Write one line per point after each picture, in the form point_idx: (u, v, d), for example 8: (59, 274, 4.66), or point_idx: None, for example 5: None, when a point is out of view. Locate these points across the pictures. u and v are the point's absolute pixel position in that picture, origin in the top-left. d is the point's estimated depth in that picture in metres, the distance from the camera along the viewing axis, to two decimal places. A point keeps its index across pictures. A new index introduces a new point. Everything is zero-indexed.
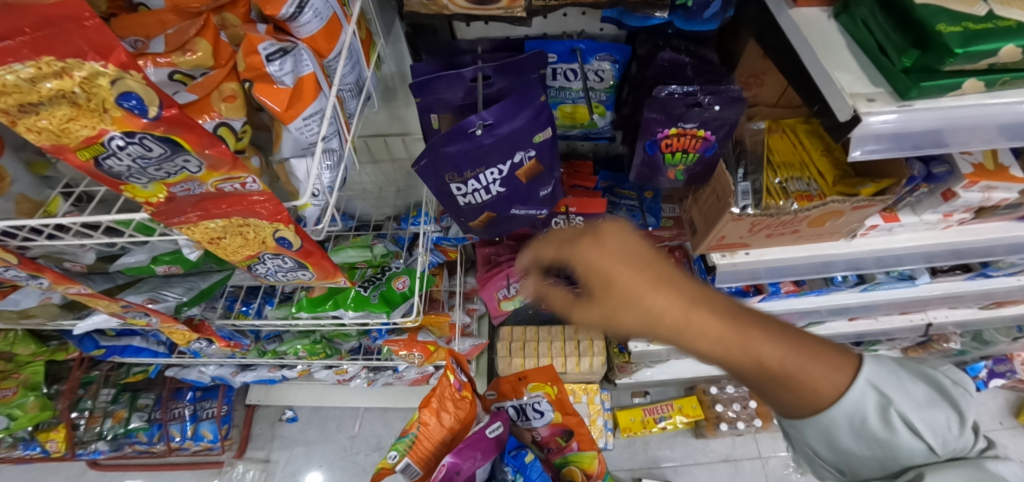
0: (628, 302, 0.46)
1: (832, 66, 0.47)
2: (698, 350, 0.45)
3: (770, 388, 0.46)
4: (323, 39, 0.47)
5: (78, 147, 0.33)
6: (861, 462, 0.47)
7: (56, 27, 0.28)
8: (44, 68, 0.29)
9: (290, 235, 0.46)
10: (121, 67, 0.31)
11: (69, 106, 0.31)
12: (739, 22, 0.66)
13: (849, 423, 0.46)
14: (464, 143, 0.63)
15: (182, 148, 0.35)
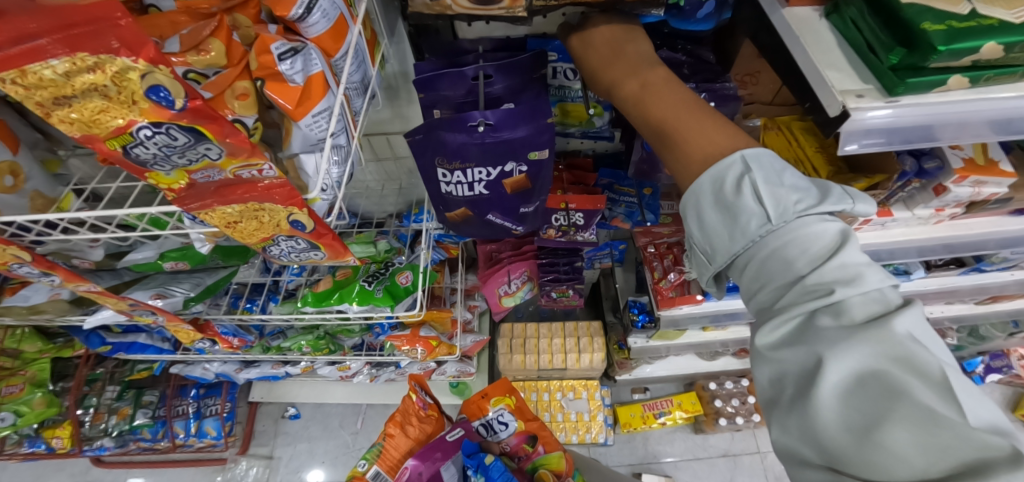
0: (605, 59, 0.57)
1: (823, 64, 0.49)
2: (627, 106, 0.55)
3: (662, 155, 0.52)
4: (330, 39, 0.49)
5: (108, 136, 0.34)
6: (726, 248, 0.47)
7: (91, 26, 0.30)
8: (77, 64, 0.30)
9: (304, 218, 0.47)
10: (150, 62, 0.32)
11: (101, 99, 0.32)
12: (733, 22, 0.67)
13: (708, 191, 0.47)
14: (462, 135, 0.65)
15: (206, 137, 0.36)
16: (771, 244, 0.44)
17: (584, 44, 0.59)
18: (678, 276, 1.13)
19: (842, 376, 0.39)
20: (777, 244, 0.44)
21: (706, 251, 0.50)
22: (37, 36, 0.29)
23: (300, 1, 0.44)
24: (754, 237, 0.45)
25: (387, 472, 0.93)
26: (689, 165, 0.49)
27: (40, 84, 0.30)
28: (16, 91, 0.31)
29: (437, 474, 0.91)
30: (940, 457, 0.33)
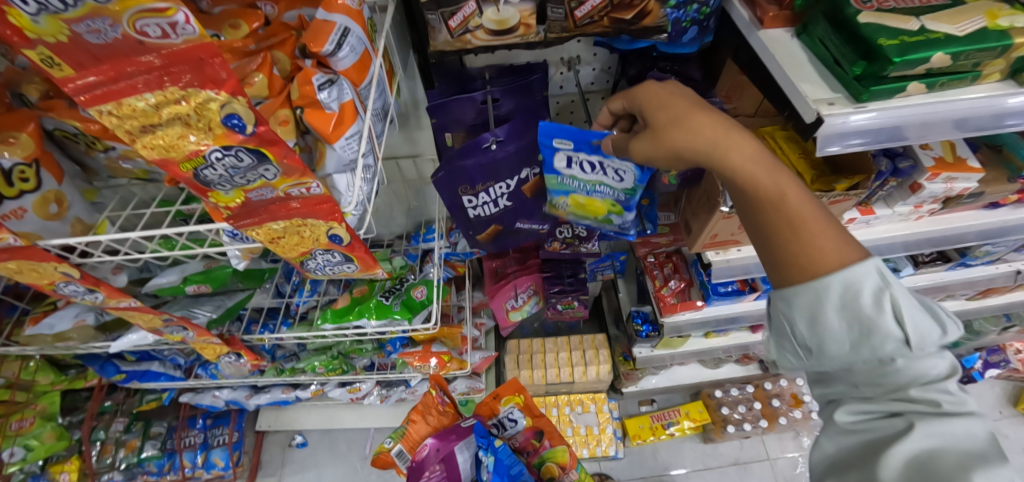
0: (693, 111, 0.53)
1: (797, 78, 0.55)
2: (738, 175, 0.50)
3: (781, 236, 0.49)
4: (356, 71, 0.55)
5: (182, 160, 0.37)
6: (837, 351, 0.48)
7: (184, 64, 0.32)
8: (167, 97, 0.33)
9: (342, 231, 0.49)
10: (231, 93, 0.35)
11: (182, 126, 0.35)
12: (716, 44, 0.74)
13: (839, 299, 0.47)
14: (478, 157, 0.70)
15: (267, 159, 0.39)
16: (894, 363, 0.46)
17: (676, 103, 0.55)
18: (679, 283, 1.18)
19: (911, 452, 0.44)
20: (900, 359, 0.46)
21: (804, 345, 0.50)
22: (135, 74, 0.32)
23: (332, 38, 0.51)
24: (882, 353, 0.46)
25: (408, 451, 0.98)
26: (823, 254, 0.47)
27: (135, 114, 0.34)
28: (109, 121, 0.34)
29: (451, 455, 0.93)
30: None
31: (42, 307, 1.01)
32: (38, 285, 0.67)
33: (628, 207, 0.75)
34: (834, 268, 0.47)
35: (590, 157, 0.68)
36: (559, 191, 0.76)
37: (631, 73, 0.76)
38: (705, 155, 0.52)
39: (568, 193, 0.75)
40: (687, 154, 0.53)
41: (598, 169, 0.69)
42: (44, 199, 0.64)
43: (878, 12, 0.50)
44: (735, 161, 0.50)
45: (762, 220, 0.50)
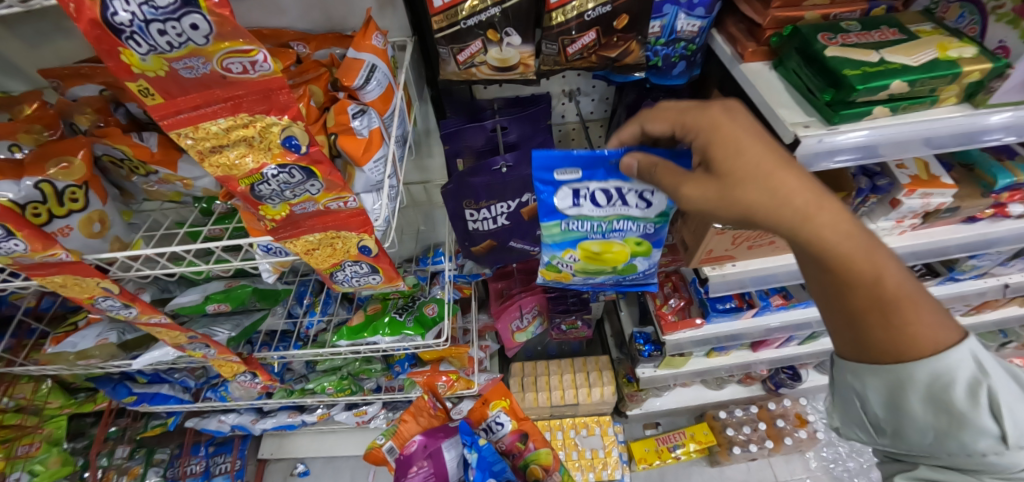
0: (783, 176, 0.50)
1: (775, 104, 0.61)
2: (831, 263, 0.50)
3: (870, 319, 0.51)
4: (381, 102, 0.61)
5: (242, 177, 0.42)
6: (914, 426, 0.53)
7: (254, 94, 0.37)
8: (238, 122, 0.38)
9: (372, 243, 0.54)
10: (292, 118, 0.39)
11: (246, 146, 0.40)
12: (705, 75, 0.81)
13: (927, 390, 0.51)
14: (487, 176, 0.77)
15: (314, 175, 0.44)
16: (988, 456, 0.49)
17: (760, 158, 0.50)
18: (678, 301, 1.23)
19: None
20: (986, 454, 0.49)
21: (880, 414, 0.55)
22: (213, 103, 0.37)
23: (362, 73, 0.58)
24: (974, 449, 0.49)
25: (399, 448, 1.01)
26: (917, 340, 0.50)
27: (209, 136, 0.39)
28: (186, 142, 0.39)
29: (438, 451, 0.97)
30: None
31: (65, 327, 1.05)
32: (79, 299, 0.71)
33: (656, 240, 0.73)
34: (924, 353, 0.51)
35: (602, 182, 0.66)
36: (573, 240, 0.73)
37: (628, 101, 0.82)
38: (793, 227, 0.50)
39: (585, 240, 0.73)
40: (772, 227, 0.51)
41: (616, 199, 0.68)
42: (89, 218, 0.69)
43: (842, 48, 0.57)
44: (832, 238, 0.49)
45: (850, 302, 0.51)
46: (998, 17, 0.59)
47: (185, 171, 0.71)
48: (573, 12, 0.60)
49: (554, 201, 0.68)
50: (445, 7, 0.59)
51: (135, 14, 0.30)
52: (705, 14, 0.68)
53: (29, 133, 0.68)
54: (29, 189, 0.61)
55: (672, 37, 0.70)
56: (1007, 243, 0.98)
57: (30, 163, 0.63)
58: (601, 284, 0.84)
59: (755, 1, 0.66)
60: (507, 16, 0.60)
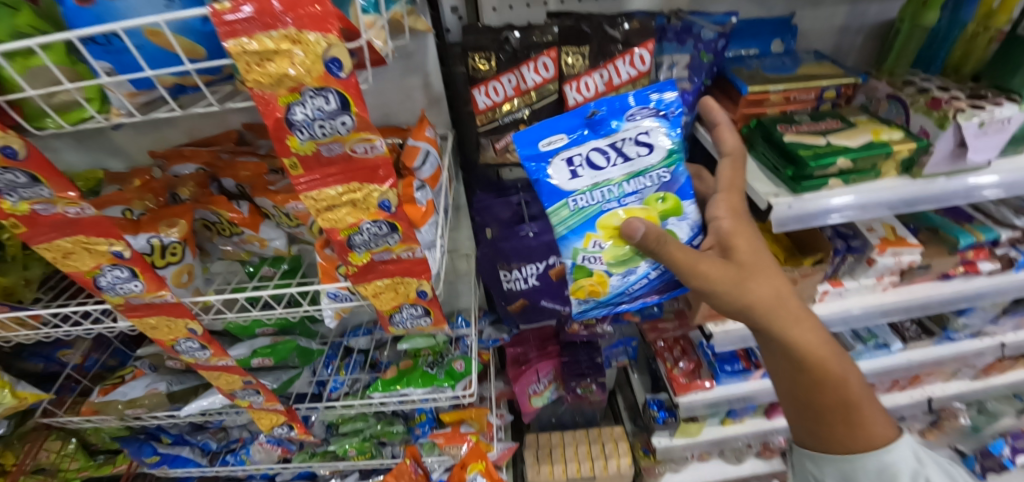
0: (759, 276, 0.69)
1: (752, 180, 0.77)
2: (807, 371, 0.71)
3: (803, 378, 0.72)
4: (433, 179, 0.77)
5: (343, 229, 0.55)
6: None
7: (366, 168, 0.51)
8: (350, 188, 0.52)
9: (428, 287, 0.65)
10: (389, 186, 0.53)
11: (351, 207, 0.53)
12: (693, 158, 0.98)
13: (875, 470, 0.70)
14: (517, 241, 0.90)
15: (397, 229, 0.56)
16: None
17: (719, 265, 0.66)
18: (688, 363, 1.29)
19: None
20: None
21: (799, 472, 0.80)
22: (335, 174, 0.50)
23: (420, 158, 0.74)
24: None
25: None
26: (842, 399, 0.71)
27: (325, 199, 0.52)
28: (308, 202, 0.52)
29: None
30: None
31: (112, 380, 1.13)
32: (162, 340, 0.78)
33: (678, 188, 0.69)
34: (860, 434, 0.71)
35: (591, 145, 0.68)
36: (591, 220, 0.69)
37: None
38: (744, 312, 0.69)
39: (604, 214, 0.68)
40: (753, 330, 0.73)
41: (615, 156, 0.68)
42: (180, 270, 0.81)
43: (797, 134, 0.74)
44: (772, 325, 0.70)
45: (789, 361, 0.72)
46: (916, 109, 0.75)
47: (265, 233, 0.85)
48: None
49: (551, 179, 0.67)
50: (487, 107, 0.76)
51: (307, 114, 0.44)
52: (689, 111, 0.85)
53: (141, 201, 0.83)
54: (142, 243, 0.76)
55: None
56: (988, 297, 1.07)
57: (145, 223, 0.78)
58: (650, 279, 0.73)
59: (727, 101, 0.84)
60: (537, 114, 0.77)
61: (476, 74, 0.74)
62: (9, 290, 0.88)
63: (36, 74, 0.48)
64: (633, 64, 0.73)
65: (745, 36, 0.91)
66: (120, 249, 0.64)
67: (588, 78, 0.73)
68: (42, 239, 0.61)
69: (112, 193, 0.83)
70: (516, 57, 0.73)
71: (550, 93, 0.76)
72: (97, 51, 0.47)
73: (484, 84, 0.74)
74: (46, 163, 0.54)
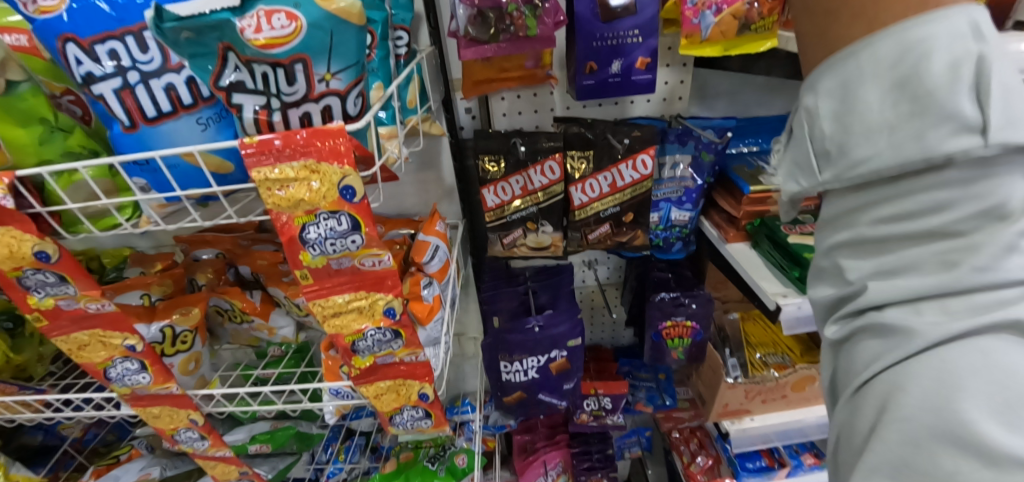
0: None
1: (759, 278, 0.76)
2: None
3: None
4: (440, 271, 0.78)
5: (348, 335, 0.56)
6: (846, 143, 0.35)
7: (375, 279, 0.52)
8: (358, 295, 0.53)
9: (430, 390, 0.64)
10: (396, 295, 0.54)
11: (357, 313, 0.54)
12: (700, 250, 0.98)
13: (886, 57, 0.33)
14: (521, 334, 0.90)
15: (401, 335, 0.57)
16: (954, 221, 0.32)
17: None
18: (706, 459, 1.21)
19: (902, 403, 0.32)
20: (974, 189, 0.31)
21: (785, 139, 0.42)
22: (345, 283, 0.52)
23: (429, 253, 0.76)
24: (872, 160, 0.33)
25: None
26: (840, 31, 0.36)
27: (332, 306, 0.53)
28: (316, 309, 0.53)
29: None
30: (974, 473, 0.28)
31: (105, 461, 1.10)
32: (163, 429, 0.77)
33: None
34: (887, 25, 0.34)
35: None
36: None
37: (638, 270, 0.99)
38: None
39: None
40: None
41: None
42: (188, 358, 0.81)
43: (801, 235, 0.76)
44: None
45: None
46: None
47: (275, 321, 0.86)
48: (592, 211, 0.80)
49: None
50: (496, 205, 0.79)
51: (320, 233, 0.47)
52: (693, 207, 0.87)
53: (160, 285, 0.83)
54: (154, 332, 0.77)
55: (668, 223, 0.89)
56: None
57: (160, 310, 0.80)
58: None
59: (730, 198, 0.86)
60: (543, 212, 0.80)
61: (485, 175, 0.77)
62: (21, 366, 0.87)
63: (78, 188, 0.52)
64: (636, 168, 0.77)
65: (744, 132, 0.93)
66: (133, 343, 0.65)
67: (593, 180, 0.78)
68: (59, 332, 0.62)
69: (135, 276, 0.83)
70: (523, 161, 0.76)
71: (556, 194, 0.78)
72: (137, 169, 0.51)
73: (492, 184, 0.77)
74: (75, 263, 0.57)
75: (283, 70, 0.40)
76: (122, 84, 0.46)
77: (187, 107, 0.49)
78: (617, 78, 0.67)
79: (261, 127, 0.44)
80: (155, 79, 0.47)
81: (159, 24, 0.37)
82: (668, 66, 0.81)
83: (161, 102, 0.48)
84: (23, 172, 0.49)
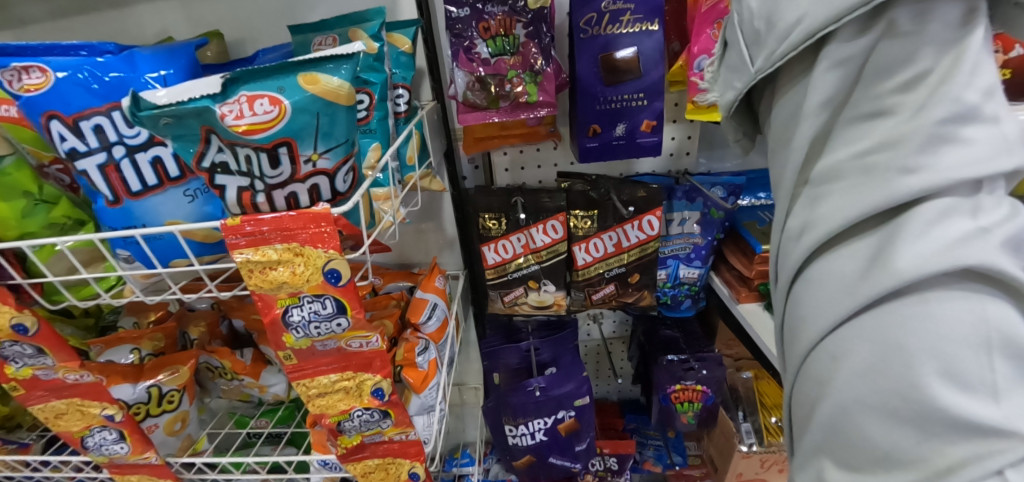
0: None
1: (773, 345, 0.71)
2: None
3: None
4: (437, 331, 0.74)
5: (334, 414, 0.53)
6: (781, 9, 0.32)
7: (363, 360, 0.50)
8: (344, 375, 0.50)
9: (421, 470, 0.59)
10: (385, 374, 0.51)
11: (343, 393, 0.51)
12: (710, 307, 0.94)
13: None
14: (523, 396, 0.88)
15: (390, 414, 0.54)
16: (892, 97, 0.27)
17: None
18: None
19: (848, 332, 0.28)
20: (909, 61, 0.26)
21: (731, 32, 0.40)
22: (330, 363, 0.49)
23: (426, 312, 0.71)
24: (804, 21, 0.30)
25: None
26: None
27: (318, 386, 0.50)
28: (300, 389, 0.50)
29: None
30: (900, 410, 0.25)
31: None
32: None
33: None
34: None
35: None
36: None
37: (644, 327, 0.95)
38: None
39: None
40: None
41: None
42: (174, 418, 0.76)
43: None
44: None
45: None
46: None
47: (266, 379, 0.82)
48: (596, 271, 0.77)
49: None
50: (496, 263, 0.76)
51: (303, 316, 0.45)
52: (702, 264, 0.84)
53: (151, 338, 0.78)
54: (139, 392, 0.71)
55: (677, 281, 0.85)
56: None
57: (148, 369, 0.74)
58: None
59: (741, 256, 0.82)
60: (546, 271, 0.76)
61: (486, 233, 0.75)
62: (9, 415, 0.82)
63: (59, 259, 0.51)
64: (642, 228, 0.74)
65: (755, 186, 0.86)
66: (111, 412, 0.63)
67: (597, 240, 0.75)
68: (36, 401, 0.60)
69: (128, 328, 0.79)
70: (524, 221, 0.74)
71: (560, 253, 0.75)
72: (121, 241, 0.49)
73: (493, 242, 0.75)
74: (54, 336, 0.55)
75: (266, 154, 0.39)
76: (106, 159, 0.45)
77: (174, 179, 0.47)
78: (622, 140, 0.65)
79: (245, 207, 0.41)
80: (141, 152, 0.46)
81: (136, 113, 0.37)
82: (675, 122, 0.79)
83: (146, 176, 0.46)
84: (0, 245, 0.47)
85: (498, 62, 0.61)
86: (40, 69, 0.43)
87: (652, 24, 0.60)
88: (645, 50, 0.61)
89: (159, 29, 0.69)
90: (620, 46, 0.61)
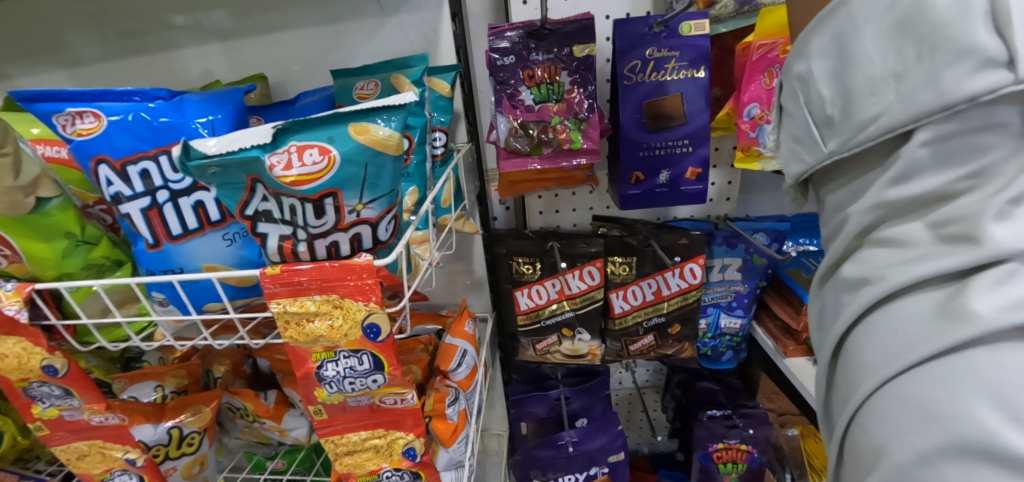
0: None
1: None
2: None
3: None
4: (466, 378, 0.70)
5: (361, 474, 0.51)
6: (856, 102, 0.30)
7: (395, 418, 0.48)
8: (375, 433, 0.49)
9: None
10: (416, 433, 0.49)
11: (373, 452, 0.50)
12: (750, 360, 0.89)
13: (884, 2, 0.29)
14: (552, 450, 0.83)
15: (421, 476, 0.52)
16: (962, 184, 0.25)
17: None
18: None
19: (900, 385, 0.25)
20: (980, 152, 0.24)
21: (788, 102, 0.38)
22: (363, 419, 0.48)
23: (456, 358, 0.68)
24: (884, 118, 0.27)
25: None
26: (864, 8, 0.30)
27: (347, 444, 0.49)
28: (328, 446, 0.49)
29: None
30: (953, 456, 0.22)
31: None
32: None
33: None
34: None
35: None
36: None
37: (680, 379, 0.91)
38: None
39: None
40: None
41: None
42: (193, 460, 0.73)
43: None
44: None
45: None
46: None
47: (287, 422, 0.79)
48: (634, 320, 0.74)
49: None
50: (529, 309, 0.73)
51: (338, 371, 0.43)
52: (744, 314, 0.80)
53: (174, 376, 0.75)
54: (161, 433, 0.68)
55: (717, 331, 0.81)
56: None
57: (170, 408, 0.72)
58: None
59: (786, 305, 0.76)
60: (581, 318, 0.73)
61: (519, 277, 0.72)
62: (27, 447, 0.72)
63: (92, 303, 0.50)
64: (683, 276, 0.72)
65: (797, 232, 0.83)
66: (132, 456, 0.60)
67: (635, 287, 0.73)
68: (59, 441, 0.58)
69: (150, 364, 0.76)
70: (559, 265, 0.71)
71: (595, 299, 0.73)
72: (158, 284, 0.48)
73: (527, 287, 0.72)
74: (82, 376, 0.53)
75: (312, 205, 0.38)
76: (150, 203, 0.45)
77: (215, 224, 0.46)
78: (665, 188, 0.63)
79: (285, 256, 0.40)
80: (184, 197, 0.45)
81: (184, 162, 0.37)
82: (717, 167, 0.77)
83: (187, 220, 0.46)
84: (41, 286, 0.46)
85: (542, 109, 0.60)
86: (94, 115, 0.44)
87: (697, 71, 0.59)
88: (690, 95, 0.60)
89: (203, 71, 0.71)
90: (664, 93, 0.60)
